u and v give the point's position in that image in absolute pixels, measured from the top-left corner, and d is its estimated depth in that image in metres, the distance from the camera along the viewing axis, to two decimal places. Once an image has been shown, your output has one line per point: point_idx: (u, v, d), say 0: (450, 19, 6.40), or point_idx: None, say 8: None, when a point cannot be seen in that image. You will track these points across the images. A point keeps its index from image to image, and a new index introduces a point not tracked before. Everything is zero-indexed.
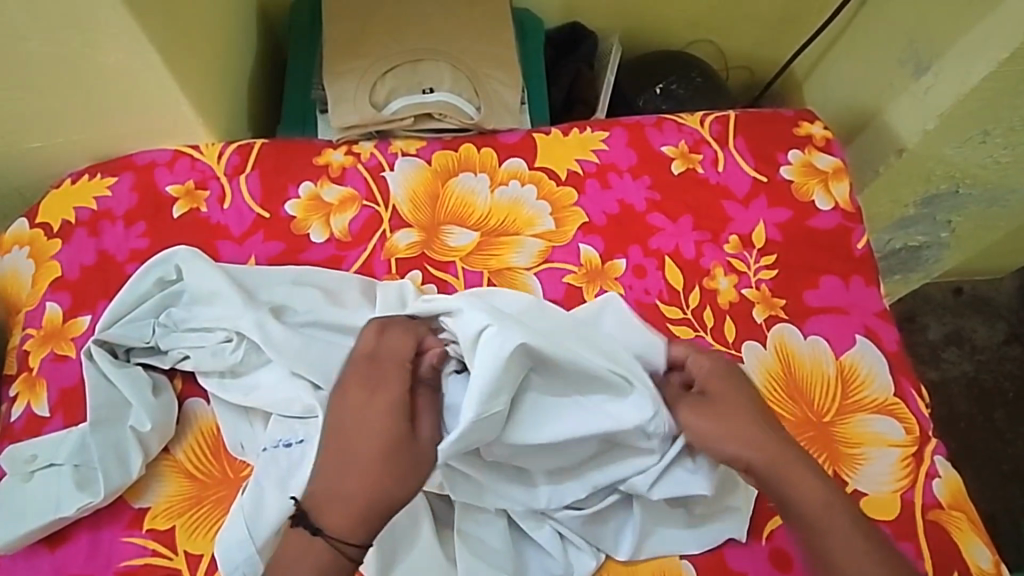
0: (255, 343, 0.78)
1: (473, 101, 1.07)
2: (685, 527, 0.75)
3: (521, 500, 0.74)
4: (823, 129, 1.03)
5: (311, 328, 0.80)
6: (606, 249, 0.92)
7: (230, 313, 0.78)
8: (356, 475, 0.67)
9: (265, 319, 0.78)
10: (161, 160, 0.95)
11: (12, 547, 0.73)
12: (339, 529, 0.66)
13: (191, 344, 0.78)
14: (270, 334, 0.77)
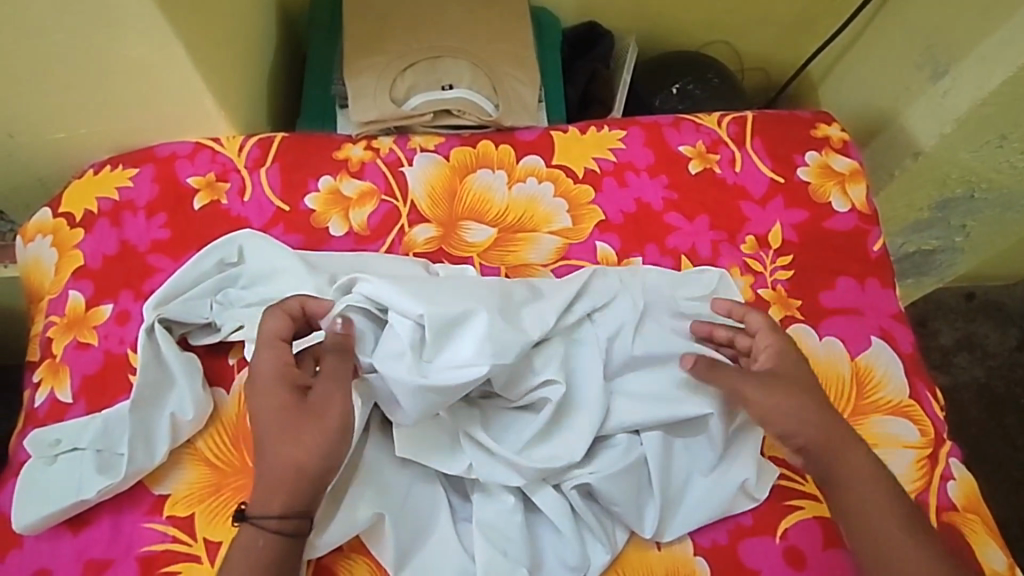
0: None
1: (492, 98, 1.07)
2: (700, 506, 0.75)
3: (539, 487, 0.74)
4: (841, 131, 1.03)
5: None
6: (623, 247, 0.92)
7: (294, 283, 0.80)
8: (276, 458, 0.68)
9: (323, 287, 0.80)
10: (183, 152, 0.96)
11: (36, 529, 0.74)
12: (264, 512, 0.67)
13: (248, 315, 0.80)
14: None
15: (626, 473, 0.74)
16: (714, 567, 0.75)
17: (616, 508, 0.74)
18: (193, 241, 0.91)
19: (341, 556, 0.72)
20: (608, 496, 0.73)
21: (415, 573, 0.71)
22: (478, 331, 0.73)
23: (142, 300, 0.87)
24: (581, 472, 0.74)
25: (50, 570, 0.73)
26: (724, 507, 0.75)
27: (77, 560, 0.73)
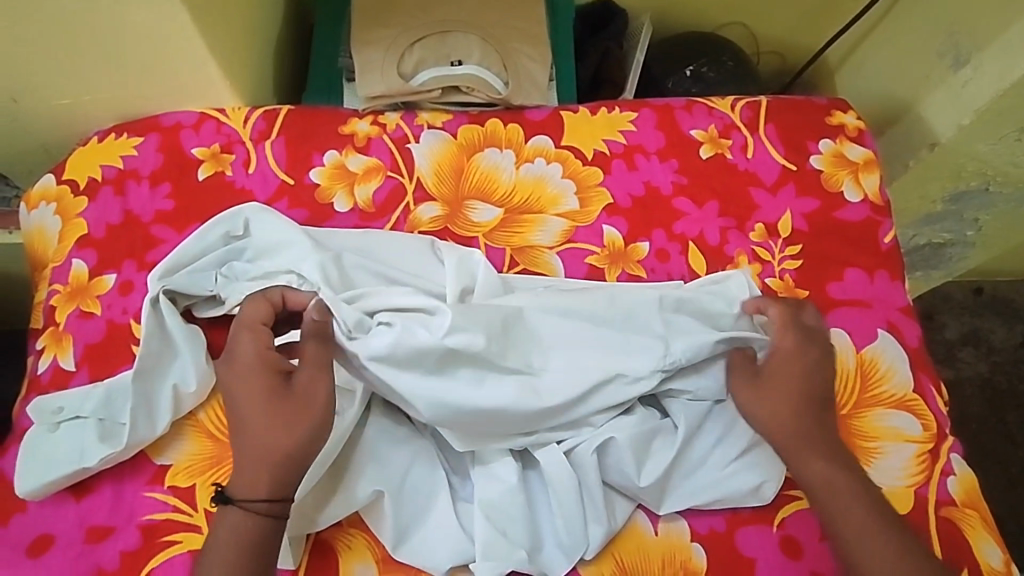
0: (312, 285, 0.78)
1: (502, 75, 1.04)
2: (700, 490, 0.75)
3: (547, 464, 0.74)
4: (856, 120, 1.01)
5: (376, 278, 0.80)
6: (630, 232, 0.91)
7: (296, 257, 0.80)
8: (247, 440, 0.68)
9: (326, 261, 0.79)
10: (187, 122, 0.95)
11: (38, 494, 0.74)
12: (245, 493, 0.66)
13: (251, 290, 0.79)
14: (332, 279, 0.78)
15: (638, 439, 0.74)
16: (710, 554, 0.75)
17: (623, 479, 0.74)
18: (196, 212, 0.90)
19: (339, 531, 0.73)
20: (613, 465, 0.74)
21: (411, 548, 0.71)
22: (490, 380, 0.73)
23: (145, 270, 0.87)
24: (593, 437, 0.75)
25: (52, 536, 0.73)
26: (726, 492, 0.75)
27: (79, 526, 0.74)
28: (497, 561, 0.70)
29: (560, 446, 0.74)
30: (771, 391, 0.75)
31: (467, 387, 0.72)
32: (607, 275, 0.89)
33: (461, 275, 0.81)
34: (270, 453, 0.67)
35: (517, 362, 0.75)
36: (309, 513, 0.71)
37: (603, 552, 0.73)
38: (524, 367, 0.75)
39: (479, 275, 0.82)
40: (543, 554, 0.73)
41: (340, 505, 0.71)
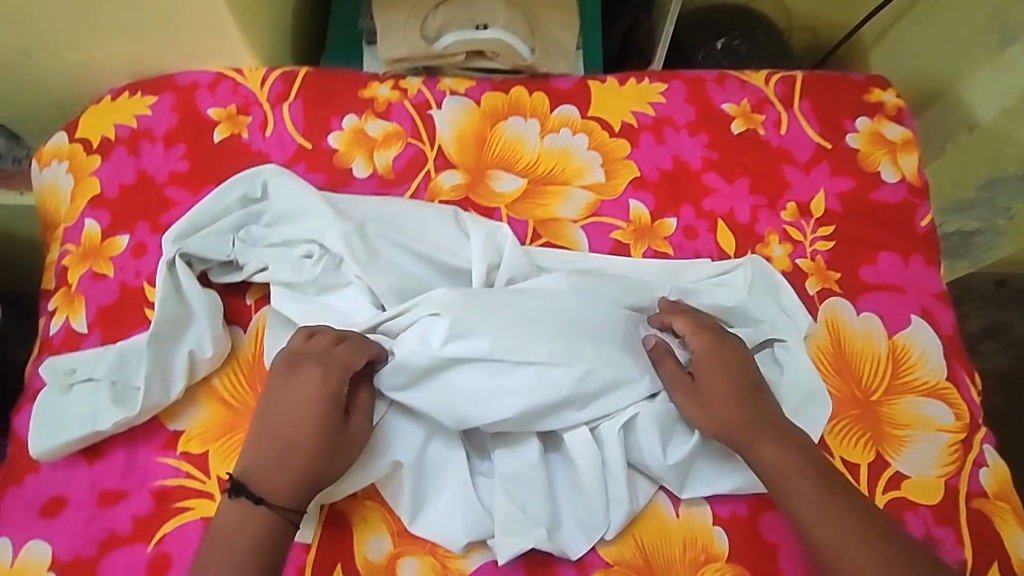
0: (335, 257, 0.77)
1: (528, 42, 1.00)
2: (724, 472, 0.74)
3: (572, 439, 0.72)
4: (896, 98, 0.97)
5: (397, 250, 0.78)
6: (657, 207, 0.88)
7: (317, 226, 0.78)
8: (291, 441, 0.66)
9: (348, 232, 0.76)
10: (204, 82, 0.92)
11: (50, 456, 0.73)
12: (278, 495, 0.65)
13: (270, 256, 0.78)
14: (355, 249, 0.76)
15: (666, 419, 0.74)
16: (732, 538, 0.73)
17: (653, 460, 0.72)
18: (211, 174, 0.88)
19: (355, 502, 0.71)
20: (642, 444, 0.73)
21: (428, 521, 0.70)
22: (513, 375, 0.71)
23: (158, 233, 0.85)
24: (619, 417, 0.73)
25: (64, 498, 0.72)
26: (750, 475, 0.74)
27: (90, 490, 0.72)
28: (517, 538, 0.69)
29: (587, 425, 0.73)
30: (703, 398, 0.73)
31: (481, 391, 0.70)
32: (632, 251, 0.86)
33: (488, 253, 0.79)
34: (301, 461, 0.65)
35: (541, 352, 0.71)
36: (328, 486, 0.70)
37: (624, 533, 0.72)
38: (548, 358, 0.71)
39: (505, 250, 0.80)
40: (563, 532, 0.71)
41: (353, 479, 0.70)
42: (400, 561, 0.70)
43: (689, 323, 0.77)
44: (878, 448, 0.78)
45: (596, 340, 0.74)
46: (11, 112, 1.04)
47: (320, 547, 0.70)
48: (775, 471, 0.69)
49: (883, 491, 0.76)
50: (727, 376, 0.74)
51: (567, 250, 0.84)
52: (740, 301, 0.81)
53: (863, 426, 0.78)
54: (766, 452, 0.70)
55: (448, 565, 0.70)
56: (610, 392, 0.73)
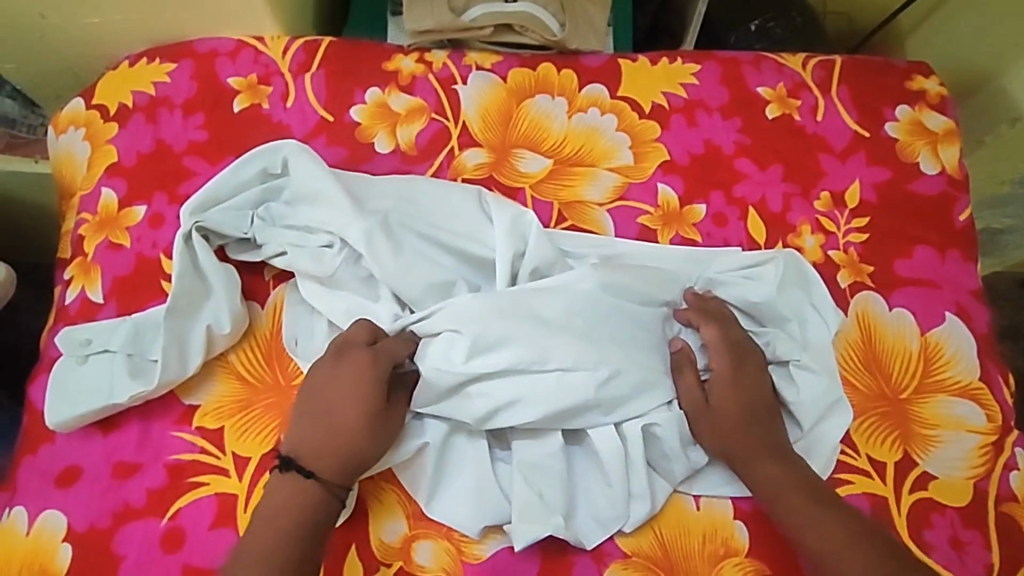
0: (355, 254, 0.75)
1: (558, 16, 0.96)
2: None
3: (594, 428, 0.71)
4: (939, 86, 0.93)
5: (418, 238, 0.76)
6: (686, 193, 0.86)
7: (338, 217, 0.75)
8: (336, 428, 0.66)
9: (372, 231, 0.74)
10: (223, 49, 0.90)
11: (66, 427, 0.72)
12: (329, 474, 0.66)
13: (289, 241, 0.76)
14: (375, 248, 0.73)
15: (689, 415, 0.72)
16: (752, 533, 0.72)
17: (676, 454, 0.71)
18: (231, 145, 0.86)
19: (372, 484, 0.71)
20: (666, 437, 0.71)
21: (446, 504, 0.69)
22: (535, 377, 0.69)
23: (176, 203, 0.83)
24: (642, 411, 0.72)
25: (80, 468, 0.72)
26: None
27: (106, 461, 0.72)
28: (534, 525, 0.68)
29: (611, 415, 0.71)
30: (721, 412, 0.72)
31: (497, 394, 0.69)
32: (659, 237, 0.84)
33: (513, 239, 0.76)
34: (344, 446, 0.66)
35: (565, 358, 0.69)
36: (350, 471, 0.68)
37: (644, 526, 0.71)
38: (569, 364, 0.69)
39: (529, 238, 0.77)
40: (578, 521, 0.70)
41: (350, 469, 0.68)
42: (415, 544, 0.69)
43: (718, 331, 0.74)
44: (906, 447, 0.76)
45: (618, 344, 0.72)
46: (26, 76, 1.02)
47: (333, 530, 0.69)
48: (767, 487, 0.70)
49: (910, 491, 0.74)
50: (744, 391, 0.72)
51: (592, 235, 0.82)
52: (762, 305, 0.78)
53: (892, 425, 0.76)
54: (762, 470, 0.70)
55: (464, 549, 0.69)
56: (636, 391, 0.71)
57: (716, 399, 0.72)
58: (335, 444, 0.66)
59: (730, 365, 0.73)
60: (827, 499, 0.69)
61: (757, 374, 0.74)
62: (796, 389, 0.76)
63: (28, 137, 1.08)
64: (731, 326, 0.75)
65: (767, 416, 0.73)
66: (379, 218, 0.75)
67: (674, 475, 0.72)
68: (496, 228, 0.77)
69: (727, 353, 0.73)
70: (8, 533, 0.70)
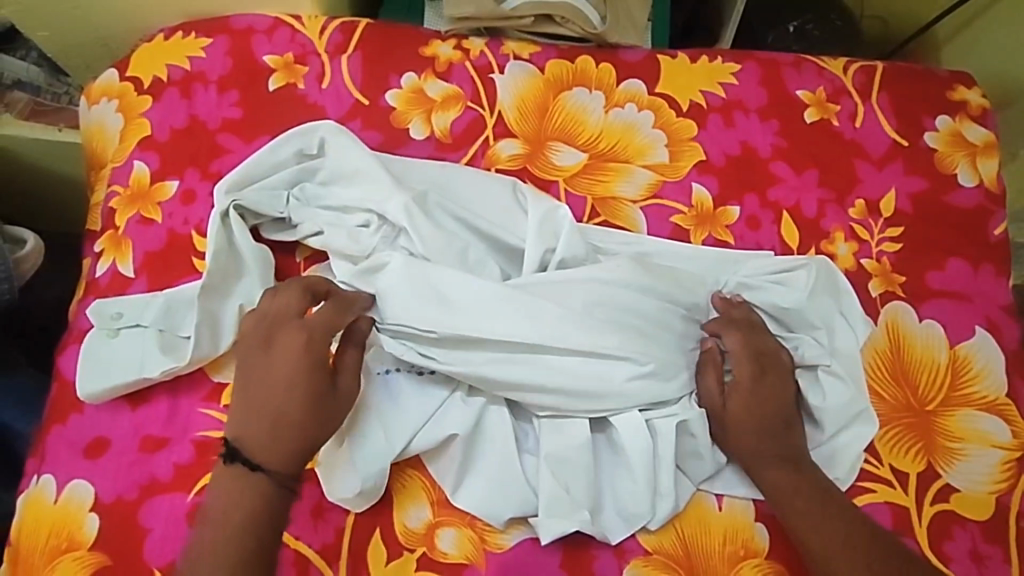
0: (393, 228, 0.75)
1: (599, 9, 0.96)
2: None
3: (620, 425, 0.71)
4: (980, 97, 0.92)
5: (454, 223, 0.76)
6: (720, 194, 0.85)
7: (376, 195, 0.76)
8: (289, 420, 0.65)
9: (410, 206, 0.74)
10: (260, 27, 0.89)
11: (96, 400, 0.73)
12: (275, 464, 0.64)
13: (326, 220, 0.76)
14: (416, 224, 0.74)
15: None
16: (771, 536, 0.72)
17: (704, 456, 0.72)
18: (265, 123, 0.85)
19: (397, 470, 0.71)
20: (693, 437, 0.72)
21: (470, 494, 0.70)
22: (549, 360, 0.70)
23: (208, 180, 0.82)
24: (672, 414, 0.72)
25: (108, 440, 0.72)
26: None
27: (134, 435, 0.72)
28: (559, 519, 0.68)
29: (641, 414, 0.72)
30: (737, 416, 0.71)
31: (514, 375, 0.70)
32: (692, 238, 0.83)
33: (545, 233, 0.76)
34: (291, 434, 0.64)
35: (585, 343, 0.70)
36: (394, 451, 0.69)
37: (666, 524, 0.71)
38: (592, 350, 0.70)
39: (560, 234, 0.77)
40: (604, 517, 0.70)
41: (379, 452, 0.69)
42: (438, 531, 0.69)
43: (741, 339, 0.74)
44: (929, 459, 0.76)
45: (648, 333, 0.72)
46: (56, 45, 1.01)
47: (358, 515, 0.69)
48: (777, 492, 0.70)
49: (931, 502, 0.74)
50: (765, 395, 0.72)
51: (623, 231, 0.82)
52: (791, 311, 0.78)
53: (916, 436, 0.77)
54: (773, 475, 0.70)
55: (487, 538, 0.70)
56: (665, 387, 0.72)
57: (733, 402, 0.72)
58: (288, 432, 0.64)
59: (750, 370, 0.73)
60: (835, 504, 0.69)
61: (779, 380, 0.74)
62: (814, 393, 0.76)
63: (52, 105, 1.10)
64: (761, 334, 0.75)
65: (784, 426, 0.72)
66: (418, 195, 0.75)
67: (694, 478, 0.72)
68: (528, 220, 0.77)
69: (749, 358, 0.73)
70: (38, 501, 0.70)
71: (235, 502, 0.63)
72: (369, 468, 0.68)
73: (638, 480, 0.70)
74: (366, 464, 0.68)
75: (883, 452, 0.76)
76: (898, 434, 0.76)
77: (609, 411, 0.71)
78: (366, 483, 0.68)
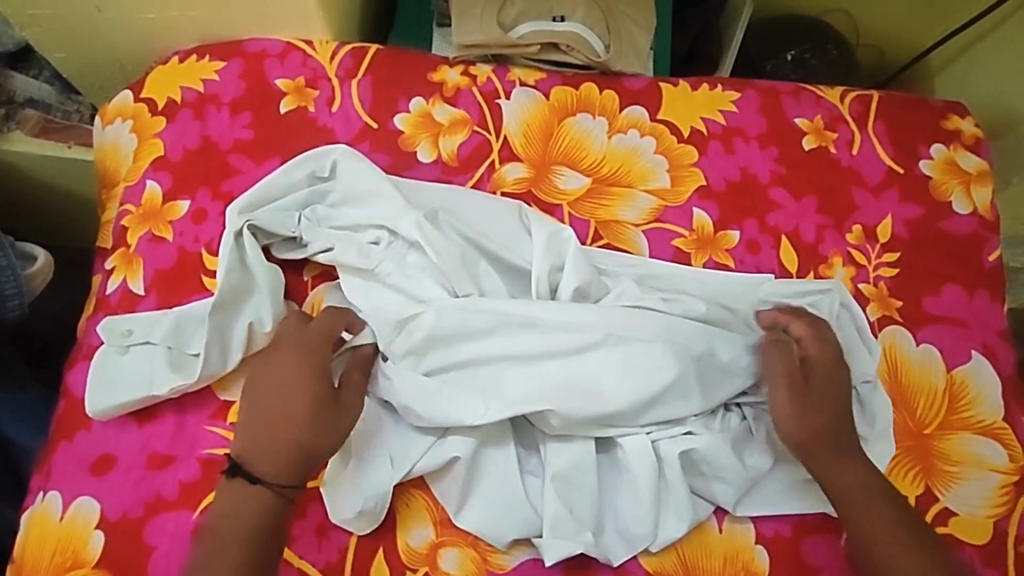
0: (406, 243, 0.77)
1: (603, 37, 0.98)
2: (779, 499, 0.74)
3: (627, 449, 0.72)
4: (973, 126, 0.95)
5: (467, 243, 0.78)
6: (721, 218, 0.87)
7: (387, 213, 0.78)
8: (285, 431, 0.67)
9: (422, 222, 0.76)
10: (273, 51, 0.91)
11: (105, 415, 0.73)
12: (264, 471, 0.66)
13: (336, 238, 0.77)
14: (428, 237, 0.75)
15: (732, 442, 0.73)
16: (773, 559, 0.73)
17: (717, 475, 0.72)
18: (275, 145, 0.87)
19: (401, 491, 0.72)
20: (706, 455, 0.72)
21: (475, 516, 0.70)
22: (553, 371, 0.71)
23: (220, 201, 0.84)
24: (680, 436, 0.73)
25: (115, 457, 0.73)
26: (808, 495, 0.74)
27: (142, 451, 0.73)
28: (564, 541, 0.69)
29: (649, 436, 0.73)
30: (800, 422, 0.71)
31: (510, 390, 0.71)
32: (693, 261, 0.85)
33: (551, 254, 0.78)
34: (300, 451, 0.66)
35: (591, 365, 0.72)
36: (402, 466, 0.70)
37: (672, 546, 0.72)
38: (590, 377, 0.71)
39: (567, 259, 0.78)
40: (607, 538, 0.71)
41: (386, 473, 0.70)
42: (441, 551, 0.70)
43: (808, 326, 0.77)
44: (927, 483, 0.77)
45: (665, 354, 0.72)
46: (72, 66, 1.04)
47: (362, 534, 0.70)
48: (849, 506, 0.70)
49: (930, 526, 0.75)
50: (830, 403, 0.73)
51: (627, 253, 0.83)
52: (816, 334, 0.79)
53: (915, 459, 0.78)
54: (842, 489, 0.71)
55: (489, 558, 0.70)
56: (675, 407, 0.72)
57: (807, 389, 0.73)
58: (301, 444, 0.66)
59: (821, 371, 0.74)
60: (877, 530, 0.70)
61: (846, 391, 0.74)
62: (872, 413, 0.78)
63: (63, 122, 1.11)
64: (823, 344, 0.75)
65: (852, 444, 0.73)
66: (429, 214, 0.78)
67: (716, 498, 0.73)
68: (536, 244, 0.78)
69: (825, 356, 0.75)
70: (43, 518, 0.71)
71: (247, 516, 0.65)
72: (375, 488, 0.69)
73: (643, 500, 0.70)
74: (373, 479, 0.69)
75: (890, 479, 0.77)
76: (900, 460, 0.77)
77: (614, 430, 0.72)
78: (369, 502, 0.68)
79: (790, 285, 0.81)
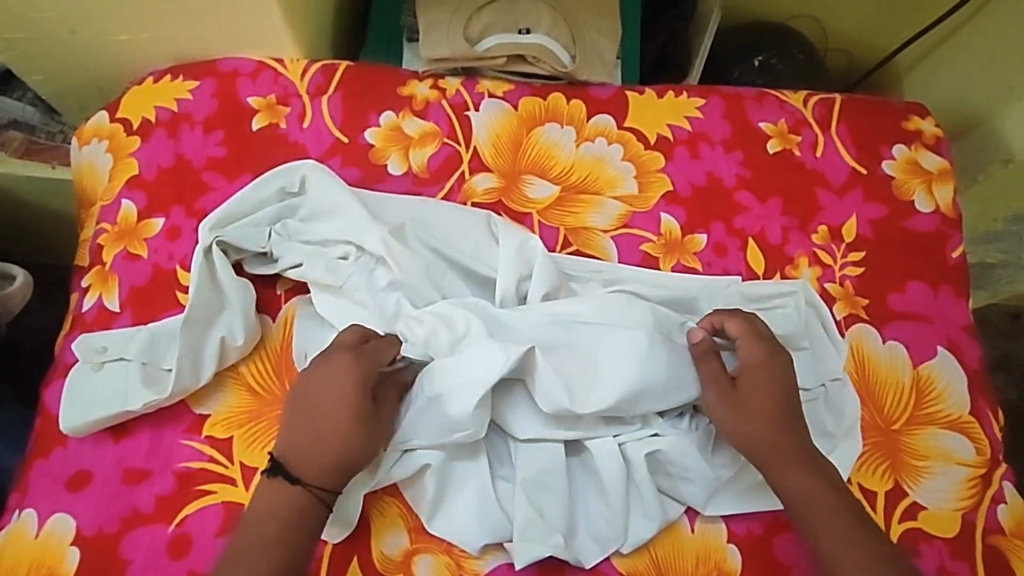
0: (373, 256, 0.78)
1: (569, 48, 1.00)
2: (748, 497, 0.75)
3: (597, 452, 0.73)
4: (934, 127, 0.97)
5: (433, 254, 0.79)
6: (688, 222, 0.88)
7: (355, 226, 0.79)
8: (333, 441, 0.67)
9: (389, 233, 0.78)
10: (245, 70, 0.93)
11: (79, 432, 0.74)
12: (313, 477, 0.66)
13: (306, 252, 0.79)
14: (395, 249, 0.77)
15: (699, 441, 0.74)
16: (743, 557, 0.73)
17: (684, 475, 0.73)
18: (248, 161, 0.88)
19: (375, 500, 0.72)
20: (673, 456, 0.73)
21: (446, 523, 0.71)
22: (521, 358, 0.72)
23: (193, 218, 0.85)
24: (647, 438, 0.74)
25: (90, 473, 0.73)
26: (777, 493, 0.75)
27: (116, 467, 0.73)
28: (534, 544, 0.70)
29: (616, 440, 0.73)
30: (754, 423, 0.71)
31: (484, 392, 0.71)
32: (661, 265, 0.86)
33: (517, 262, 0.79)
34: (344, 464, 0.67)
35: (559, 360, 0.72)
36: (375, 472, 0.71)
37: (642, 547, 0.72)
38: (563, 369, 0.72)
39: (535, 267, 0.79)
40: (578, 541, 0.72)
41: (358, 481, 0.70)
42: (415, 558, 0.71)
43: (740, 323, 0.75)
44: (896, 477, 0.78)
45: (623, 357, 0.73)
46: (50, 89, 1.05)
47: (336, 544, 0.70)
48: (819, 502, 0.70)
49: (900, 520, 0.76)
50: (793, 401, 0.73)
51: (594, 259, 0.85)
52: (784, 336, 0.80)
53: (883, 455, 0.79)
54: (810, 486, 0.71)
55: (463, 564, 0.71)
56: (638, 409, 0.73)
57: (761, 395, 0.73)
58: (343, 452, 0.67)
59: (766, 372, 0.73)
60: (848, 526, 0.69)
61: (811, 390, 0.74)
62: (840, 407, 0.79)
63: (45, 143, 1.13)
64: (753, 343, 0.74)
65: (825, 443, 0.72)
66: (397, 225, 0.79)
67: (686, 498, 0.73)
68: (501, 251, 0.80)
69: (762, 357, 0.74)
70: (18, 536, 0.71)
71: None
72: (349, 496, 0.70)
73: (612, 502, 0.71)
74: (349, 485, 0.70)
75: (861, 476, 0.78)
76: (870, 455, 0.78)
77: (581, 434, 0.73)
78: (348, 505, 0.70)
79: (753, 286, 0.83)
